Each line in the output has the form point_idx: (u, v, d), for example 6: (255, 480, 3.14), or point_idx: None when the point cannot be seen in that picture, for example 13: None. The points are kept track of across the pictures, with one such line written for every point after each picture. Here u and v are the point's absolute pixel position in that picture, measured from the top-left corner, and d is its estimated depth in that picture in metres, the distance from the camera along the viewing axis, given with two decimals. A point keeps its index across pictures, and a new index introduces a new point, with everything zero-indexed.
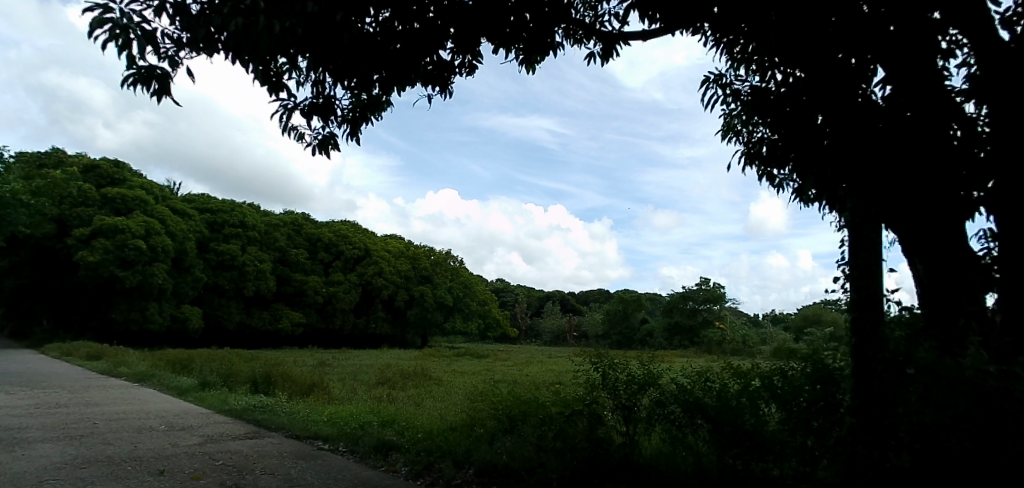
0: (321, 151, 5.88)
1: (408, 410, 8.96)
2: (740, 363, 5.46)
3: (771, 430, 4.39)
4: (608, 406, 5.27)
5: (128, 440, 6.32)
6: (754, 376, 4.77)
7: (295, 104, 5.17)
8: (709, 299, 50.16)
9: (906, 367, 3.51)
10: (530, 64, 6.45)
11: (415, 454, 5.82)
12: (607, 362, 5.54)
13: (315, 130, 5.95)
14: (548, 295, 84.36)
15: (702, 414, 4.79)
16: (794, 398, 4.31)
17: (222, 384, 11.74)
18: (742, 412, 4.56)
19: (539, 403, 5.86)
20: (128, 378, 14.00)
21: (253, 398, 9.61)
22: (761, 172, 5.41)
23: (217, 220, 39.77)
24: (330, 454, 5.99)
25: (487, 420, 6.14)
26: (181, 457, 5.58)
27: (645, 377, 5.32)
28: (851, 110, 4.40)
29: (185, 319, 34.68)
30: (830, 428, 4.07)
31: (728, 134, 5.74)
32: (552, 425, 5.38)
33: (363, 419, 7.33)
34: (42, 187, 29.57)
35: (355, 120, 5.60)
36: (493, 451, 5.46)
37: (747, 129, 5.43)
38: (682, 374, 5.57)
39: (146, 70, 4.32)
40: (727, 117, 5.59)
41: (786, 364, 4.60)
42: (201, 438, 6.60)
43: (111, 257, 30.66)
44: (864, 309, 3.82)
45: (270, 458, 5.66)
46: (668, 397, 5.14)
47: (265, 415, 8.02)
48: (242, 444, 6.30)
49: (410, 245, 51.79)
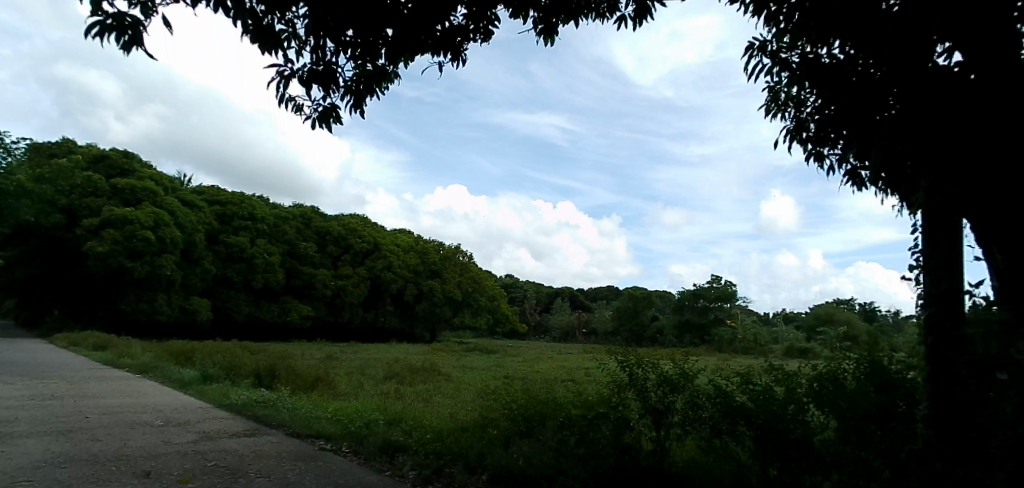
0: (322, 123, 5.34)
1: (417, 407, 8.49)
2: (782, 362, 5.04)
3: (821, 442, 3.97)
4: (634, 405, 4.88)
5: (118, 436, 5.94)
6: (803, 378, 4.33)
7: (293, 70, 4.71)
8: (720, 297, 49.38)
9: (998, 373, 2.96)
10: (549, 34, 5.83)
11: (423, 457, 5.40)
12: (634, 360, 5.11)
13: (314, 102, 5.44)
14: (557, 291, 83.82)
15: (743, 417, 4.36)
16: (850, 406, 3.87)
17: (225, 377, 11.38)
18: (785, 418, 4.15)
19: (559, 403, 5.40)
20: (132, 369, 13.70)
21: (256, 392, 9.22)
22: (811, 151, 4.84)
23: (227, 212, 39.56)
24: (333, 456, 5.56)
25: (501, 419, 5.71)
26: (172, 456, 5.19)
27: (678, 376, 4.87)
28: (919, 81, 3.82)
29: (194, 311, 34.55)
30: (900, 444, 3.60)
31: (771, 111, 5.16)
32: (573, 429, 4.96)
33: (369, 418, 6.87)
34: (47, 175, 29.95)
35: (358, 92, 5.11)
36: (508, 456, 5.03)
37: (794, 104, 4.84)
38: (718, 373, 5.15)
39: (115, 16, 3.88)
40: (770, 92, 4.97)
41: (840, 365, 4.15)
42: (196, 435, 6.20)
43: (119, 247, 30.43)
44: (944, 305, 3.40)
45: (266, 458, 5.27)
46: (706, 399, 4.71)
47: (267, 411, 7.62)
48: (238, 442, 5.90)
49: (420, 239, 51.45)
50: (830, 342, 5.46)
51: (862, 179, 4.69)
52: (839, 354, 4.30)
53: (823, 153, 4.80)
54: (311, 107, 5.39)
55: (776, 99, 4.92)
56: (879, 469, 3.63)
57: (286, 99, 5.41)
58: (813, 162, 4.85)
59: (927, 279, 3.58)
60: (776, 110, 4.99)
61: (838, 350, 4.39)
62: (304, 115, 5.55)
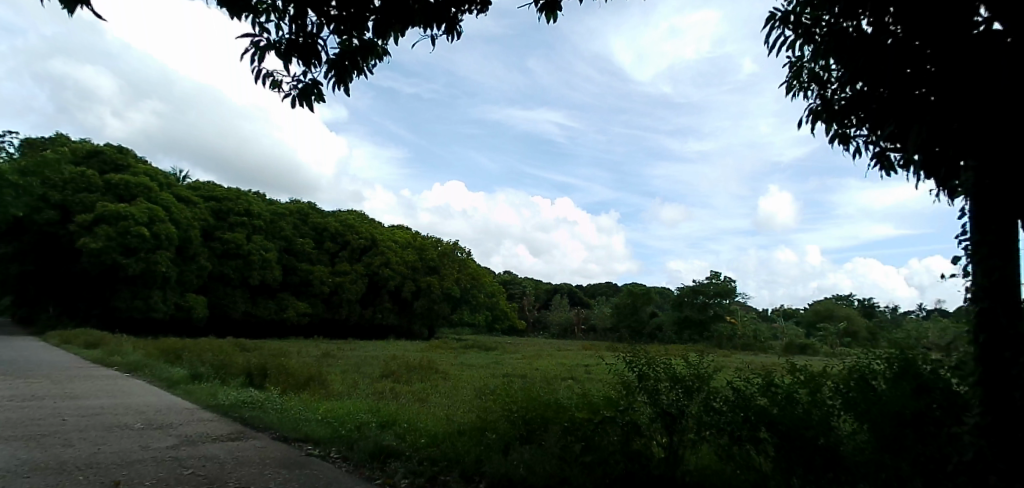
0: (302, 102, 4.88)
1: (409, 408, 8.15)
2: (802, 361, 4.81)
3: (848, 449, 3.74)
4: (643, 408, 4.59)
5: (93, 440, 5.60)
6: (829, 379, 4.08)
7: (269, 42, 4.36)
8: (720, 293, 48.91)
9: None
10: (552, 11, 5.44)
11: (417, 464, 5.08)
12: (646, 360, 4.77)
13: (295, 79, 4.98)
14: (556, 287, 83.52)
15: (764, 424, 4.06)
16: (883, 408, 3.63)
17: (215, 376, 11.04)
18: (812, 421, 3.91)
19: (561, 405, 5.09)
20: (121, 367, 13.35)
21: (245, 392, 8.85)
22: (836, 132, 4.46)
23: (222, 208, 39.02)
24: (319, 462, 5.21)
25: (499, 421, 5.38)
26: (146, 463, 4.86)
27: (694, 378, 4.57)
28: (966, 49, 3.43)
29: (190, 308, 34.12)
30: (947, 458, 3.36)
31: (792, 90, 4.72)
32: (579, 433, 4.66)
33: (361, 419, 6.54)
34: (28, 168, 29.04)
35: (343, 68, 4.71)
36: (508, 463, 4.68)
37: (816, 80, 4.44)
38: (735, 374, 4.88)
39: None
40: (791, 68, 4.56)
41: (866, 361, 3.98)
42: (177, 439, 5.87)
43: (113, 244, 29.97)
44: (1001, 297, 3.12)
45: (247, 466, 4.92)
46: (723, 403, 4.40)
47: (254, 412, 7.26)
48: (220, 447, 5.55)
49: (418, 235, 51.04)
50: (849, 345, 5.19)
51: (892, 162, 4.30)
52: (867, 352, 4.11)
53: (849, 134, 4.40)
54: (290, 83, 4.93)
55: (798, 76, 4.52)
56: (903, 471, 3.48)
57: (263, 74, 4.96)
58: (838, 143, 4.48)
59: (977, 268, 3.24)
60: (797, 89, 4.59)
61: (866, 349, 4.18)
62: (285, 95, 5.11)
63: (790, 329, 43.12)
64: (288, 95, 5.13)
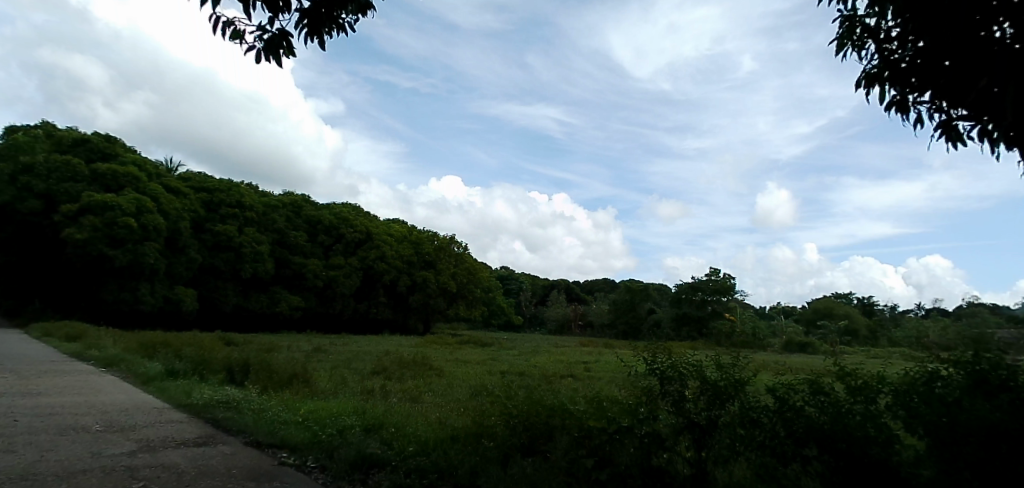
0: (269, 56, 4.32)
1: (400, 410, 7.55)
2: (851, 365, 4.34)
3: (909, 470, 3.25)
4: (666, 418, 4.08)
5: (41, 446, 5.00)
6: (885, 386, 3.63)
7: None
8: (719, 290, 48.11)
9: None
10: None
11: (403, 476, 4.49)
12: (669, 362, 4.28)
13: (261, 27, 4.39)
14: (553, 283, 83.00)
15: (816, 440, 3.55)
16: (960, 427, 3.07)
17: (193, 372, 10.45)
18: (873, 437, 3.41)
19: (569, 411, 4.64)
20: (97, 362, 12.72)
21: (221, 390, 8.23)
22: (895, 98, 3.86)
23: (214, 200, 38.22)
24: (291, 473, 4.60)
25: (498, 428, 4.90)
26: (92, 474, 4.24)
27: (730, 383, 4.05)
28: None
29: (179, 300, 33.48)
30: None
31: (845, 49, 4.11)
32: (592, 442, 4.17)
33: (343, 423, 5.93)
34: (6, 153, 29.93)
35: (317, 18, 4.07)
36: (509, 475, 4.15)
37: (874, 32, 3.83)
38: (774, 380, 4.39)
39: None
40: (844, 22, 3.98)
41: (935, 366, 3.45)
42: (137, 444, 5.24)
43: (99, 234, 29.20)
44: None
45: (210, 478, 4.30)
46: (763, 414, 3.89)
47: (228, 413, 6.67)
48: (182, 454, 4.93)
49: (414, 229, 50.37)
50: (916, 350, 4.61)
51: (960, 133, 3.70)
52: (933, 359, 3.55)
53: (909, 101, 3.82)
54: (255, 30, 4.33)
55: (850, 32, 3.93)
56: (966, 479, 2.98)
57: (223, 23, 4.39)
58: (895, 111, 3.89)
59: None
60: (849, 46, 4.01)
61: (930, 354, 3.65)
62: (248, 48, 4.55)
63: (788, 327, 42.66)
64: (253, 48, 4.56)
